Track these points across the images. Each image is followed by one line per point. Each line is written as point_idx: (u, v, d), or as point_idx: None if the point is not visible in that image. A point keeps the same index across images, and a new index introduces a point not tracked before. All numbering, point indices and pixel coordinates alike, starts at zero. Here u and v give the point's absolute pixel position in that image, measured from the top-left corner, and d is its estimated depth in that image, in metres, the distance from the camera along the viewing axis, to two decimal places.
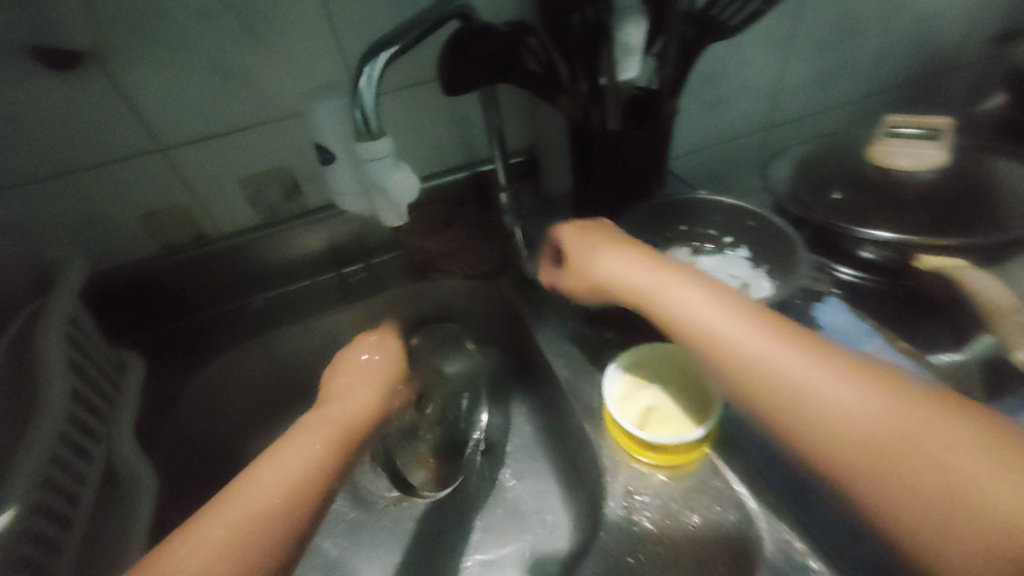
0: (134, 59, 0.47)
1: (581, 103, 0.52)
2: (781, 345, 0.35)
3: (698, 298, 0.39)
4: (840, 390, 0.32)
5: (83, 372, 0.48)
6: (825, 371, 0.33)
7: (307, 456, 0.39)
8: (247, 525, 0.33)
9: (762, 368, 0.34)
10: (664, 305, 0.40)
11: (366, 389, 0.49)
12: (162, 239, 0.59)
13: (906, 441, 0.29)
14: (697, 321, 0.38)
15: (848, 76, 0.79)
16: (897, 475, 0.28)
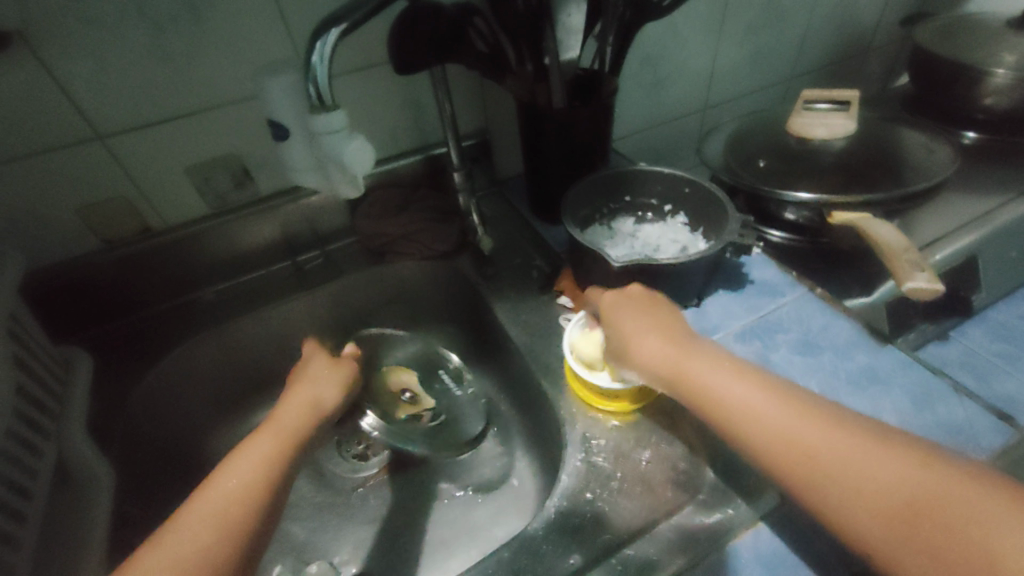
0: (65, 39, 0.45)
1: (528, 82, 0.55)
2: (737, 377, 0.37)
3: (664, 349, 0.41)
4: (782, 410, 0.34)
5: (25, 368, 0.46)
6: (774, 402, 0.35)
7: (257, 459, 0.37)
8: (207, 535, 0.32)
9: (734, 405, 0.36)
10: (635, 341, 0.43)
11: (327, 388, 0.46)
12: (102, 232, 0.57)
13: (823, 453, 0.32)
14: (667, 360, 0.40)
15: (772, 59, 0.86)
16: (837, 490, 0.31)
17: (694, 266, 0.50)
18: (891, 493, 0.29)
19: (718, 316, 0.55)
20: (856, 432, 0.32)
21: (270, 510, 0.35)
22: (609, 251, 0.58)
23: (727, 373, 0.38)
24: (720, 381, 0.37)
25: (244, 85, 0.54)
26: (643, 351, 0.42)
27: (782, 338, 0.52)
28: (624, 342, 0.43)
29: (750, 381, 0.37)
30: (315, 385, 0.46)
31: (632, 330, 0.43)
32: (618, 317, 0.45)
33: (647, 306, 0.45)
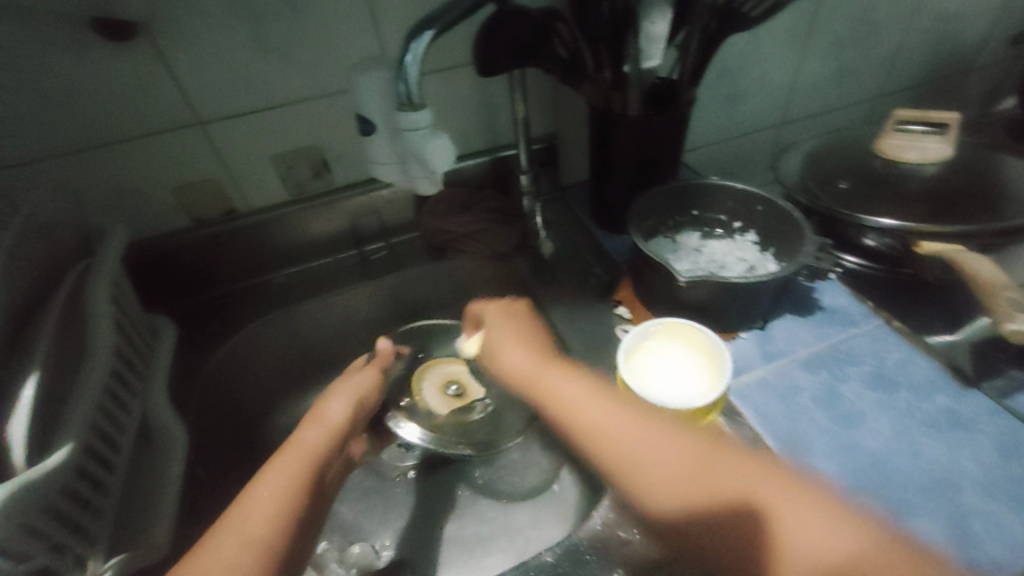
0: (183, 31, 0.49)
1: (603, 90, 0.56)
2: (592, 400, 0.41)
3: (579, 390, 0.43)
4: (628, 429, 0.38)
5: (122, 330, 0.50)
6: (629, 423, 0.39)
7: (280, 482, 0.40)
8: (234, 557, 0.35)
9: (611, 444, 0.38)
10: (515, 367, 0.48)
11: (340, 406, 0.50)
12: (194, 211, 0.61)
13: (709, 477, 0.34)
14: (520, 371, 0.47)
15: (860, 76, 0.82)
16: (682, 502, 0.34)
17: (765, 288, 0.48)
18: (734, 495, 0.32)
19: (784, 341, 0.52)
20: (695, 442, 0.36)
21: (301, 524, 0.39)
22: (674, 263, 0.57)
23: (615, 395, 0.42)
24: (570, 400, 0.42)
25: (332, 80, 0.57)
26: (564, 395, 0.43)
27: (853, 370, 0.49)
28: (489, 352, 0.52)
29: (618, 402, 0.41)
30: (328, 407, 0.50)
31: (501, 348, 0.51)
32: (496, 335, 0.53)
33: (506, 322, 0.53)
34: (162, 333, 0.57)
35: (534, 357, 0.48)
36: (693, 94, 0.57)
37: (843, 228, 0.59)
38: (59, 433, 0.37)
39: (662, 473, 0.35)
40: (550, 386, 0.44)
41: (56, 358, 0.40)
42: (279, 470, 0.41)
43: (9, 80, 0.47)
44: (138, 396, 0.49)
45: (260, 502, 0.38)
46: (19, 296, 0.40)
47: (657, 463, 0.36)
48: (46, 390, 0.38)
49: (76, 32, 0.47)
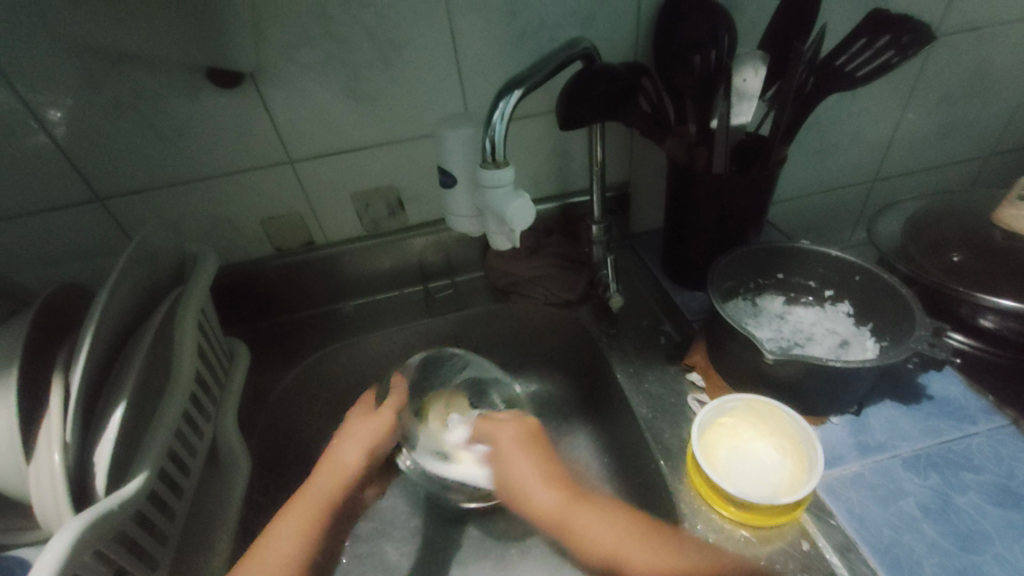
0: (283, 78, 0.53)
1: (687, 144, 0.53)
2: (583, 513, 0.42)
3: (594, 516, 0.42)
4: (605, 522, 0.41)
5: (202, 354, 0.53)
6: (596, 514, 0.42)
7: (291, 532, 0.41)
8: None
9: (598, 551, 0.40)
10: (524, 482, 0.46)
11: (354, 450, 0.49)
12: (277, 242, 0.64)
13: (608, 535, 0.40)
14: (547, 515, 0.43)
15: (973, 132, 0.74)
16: (604, 549, 0.40)
17: (864, 372, 0.44)
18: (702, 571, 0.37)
19: (883, 432, 0.48)
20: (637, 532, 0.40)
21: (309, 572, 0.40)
22: (753, 332, 0.54)
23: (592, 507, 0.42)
24: (577, 517, 0.42)
25: (415, 126, 0.59)
26: (590, 535, 0.41)
27: (970, 478, 0.44)
28: (518, 490, 0.46)
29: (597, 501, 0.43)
30: (345, 448, 0.49)
31: (521, 483, 0.46)
32: (513, 468, 0.48)
33: (523, 448, 0.49)
34: (238, 356, 0.60)
35: (560, 495, 0.44)
36: (784, 151, 0.53)
37: (952, 304, 0.52)
38: (138, 458, 0.38)
39: (596, 529, 0.41)
40: (577, 525, 0.42)
41: (144, 383, 0.42)
42: (295, 514, 0.42)
43: (132, 120, 0.52)
44: (211, 419, 0.51)
45: (276, 546, 0.40)
46: (118, 322, 0.43)
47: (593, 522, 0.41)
48: (132, 415, 0.40)
49: (194, 79, 0.51)
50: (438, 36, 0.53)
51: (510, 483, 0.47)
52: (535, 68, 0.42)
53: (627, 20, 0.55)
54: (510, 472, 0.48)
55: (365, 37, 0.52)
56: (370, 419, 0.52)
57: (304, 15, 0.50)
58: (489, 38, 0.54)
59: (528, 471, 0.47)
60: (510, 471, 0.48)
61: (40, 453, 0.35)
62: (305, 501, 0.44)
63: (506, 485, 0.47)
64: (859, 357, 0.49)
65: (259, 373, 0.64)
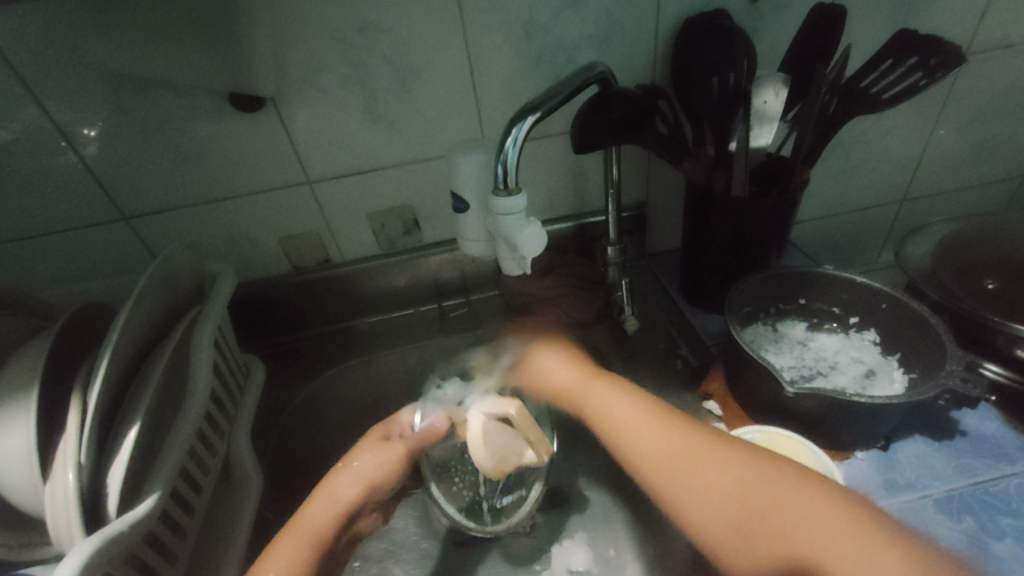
0: (300, 101, 0.53)
1: (706, 167, 0.52)
2: (636, 419, 0.43)
3: (624, 406, 0.45)
4: (676, 445, 0.39)
5: (218, 371, 0.53)
6: (648, 428, 0.42)
7: (292, 556, 0.40)
8: None
9: (650, 452, 0.40)
10: (564, 383, 0.52)
11: (349, 483, 0.44)
12: (294, 260, 0.65)
13: (646, 449, 0.40)
14: (566, 382, 0.51)
15: (1008, 151, 0.71)
16: (674, 482, 0.38)
17: (890, 407, 0.42)
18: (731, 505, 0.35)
19: (913, 470, 0.46)
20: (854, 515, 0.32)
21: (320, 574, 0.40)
22: (773, 359, 0.52)
23: (717, 453, 0.37)
24: (614, 404, 0.46)
25: (431, 147, 0.59)
26: (613, 409, 0.45)
27: (1007, 523, 0.41)
28: (563, 392, 0.52)
29: (698, 443, 0.39)
30: (359, 457, 0.46)
31: (560, 384, 0.52)
32: (553, 381, 0.53)
33: (586, 378, 0.50)
34: (253, 373, 0.60)
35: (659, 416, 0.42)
36: (806, 175, 0.52)
37: (986, 335, 0.50)
38: (151, 478, 0.39)
39: (621, 428, 0.43)
40: (593, 402, 0.47)
41: (159, 403, 0.42)
42: (326, 499, 0.43)
43: (159, 141, 0.54)
44: (225, 437, 0.51)
45: (311, 515, 0.42)
46: (138, 340, 0.44)
47: (642, 438, 0.41)
48: (146, 435, 0.40)
49: (217, 103, 0.52)
50: (454, 60, 0.53)
51: (540, 381, 0.55)
52: (550, 94, 0.41)
53: (644, 42, 0.55)
54: (537, 375, 0.55)
55: (383, 61, 0.52)
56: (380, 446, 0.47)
57: (324, 41, 0.51)
58: (505, 61, 0.54)
59: (556, 363, 0.54)
60: (536, 376, 0.55)
61: (56, 472, 0.36)
62: (326, 500, 0.43)
63: (540, 384, 0.55)
64: (885, 389, 0.47)
65: (274, 389, 0.65)
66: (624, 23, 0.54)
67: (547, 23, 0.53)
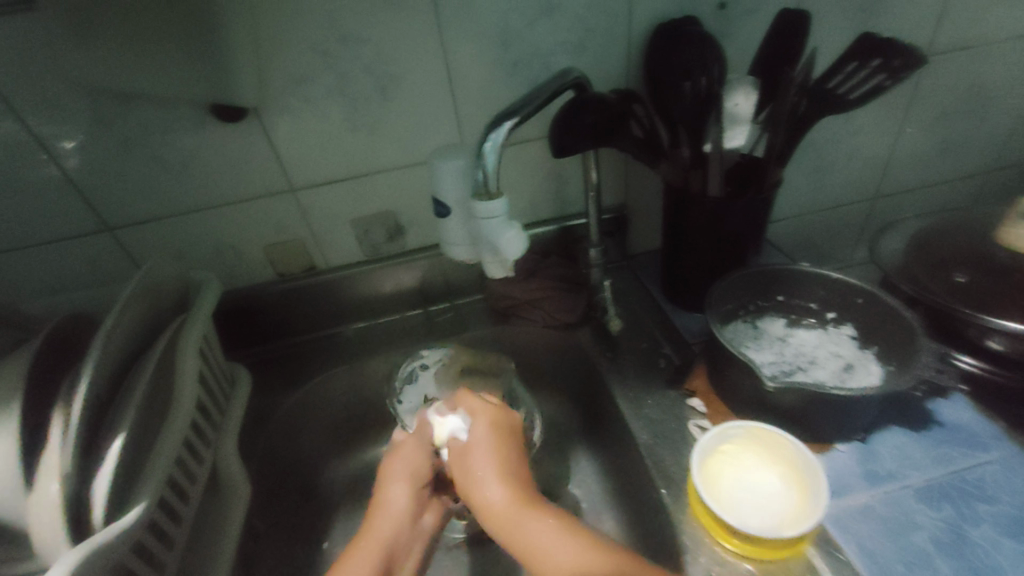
0: (282, 111, 0.54)
1: (682, 168, 0.54)
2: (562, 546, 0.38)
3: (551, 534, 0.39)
4: (602, 560, 0.38)
5: (203, 380, 0.53)
6: (580, 571, 0.36)
7: None
8: None
9: None
10: (480, 474, 0.44)
11: (402, 486, 0.46)
12: (279, 267, 0.65)
13: (549, 566, 0.38)
14: (498, 513, 0.42)
15: (975, 148, 0.74)
16: None
17: (866, 399, 0.43)
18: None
19: (892, 460, 0.47)
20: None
21: None
22: (753, 355, 0.53)
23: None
24: (537, 536, 0.39)
25: (413, 153, 0.60)
26: (532, 539, 0.39)
27: (983, 509, 0.43)
28: (472, 483, 0.44)
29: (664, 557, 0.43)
30: (393, 486, 0.46)
31: (479, 476, 0.44)
32: (472, 462, 0.45)
33: (493, 443, 0.46)
34: (239, 382, 0.60)
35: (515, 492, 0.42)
36: (779, 175, 0.53)
37: (959, 326, 0.52)
38: (137, 487, 0.39)
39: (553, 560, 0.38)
40: (522, 535, 0.40)
41: (144, 412, 0.42)
42: (364, 550, 0.41)
43: (141, 152, 0.54)
44: (212, 445, 0.51)
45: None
46: (122, 350, 0.44)
47: (564, 560, 0.37)
48: (132, 444, 0.40)
49: (199, 114, 0.53)
50: (433, 68, 0.54)
51: (479, 499, 0.43)
52: (527, 99, 0.42)
53: (618, 48, 0.56)
54: (476, 486, 0.43)
55: (363, 70, 0.53)
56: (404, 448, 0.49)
57: (305, 52, 0.51)
58: (483, 68, 0.55)
59: (491, 466, 0.44)
60: (476, 487, 0.43)
61: (40, 483, 0.35)
62: (370, 539, 0.42)
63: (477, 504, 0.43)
64: (863, 381, 0.48)
65: (260, 397, 0.64)
66: (598, 30, 0.55)
67: (523, 31, 0.54)
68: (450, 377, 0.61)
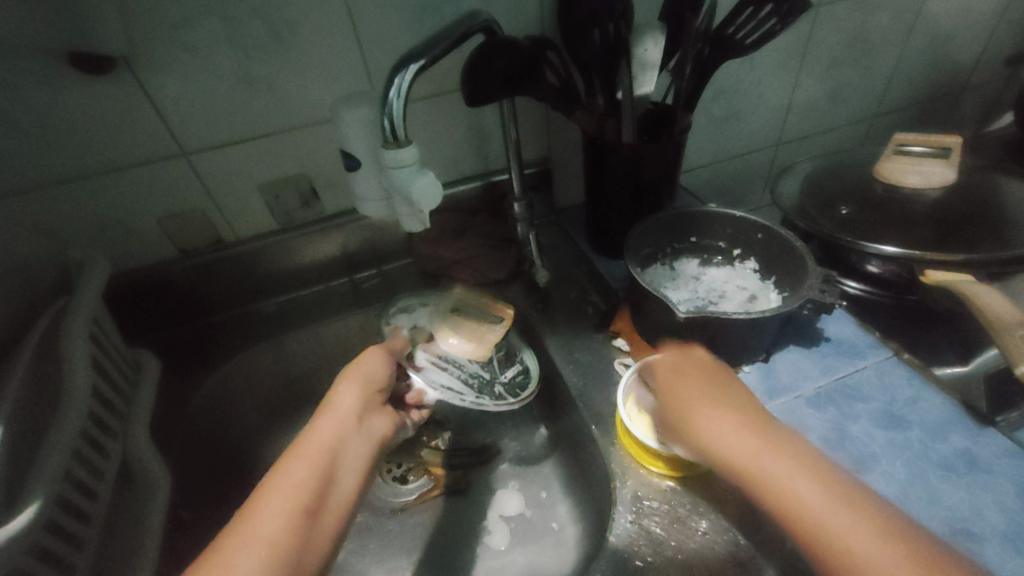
0: (160, 61, 0.48)
1: (597, 116, 0.54)
2: (741, 437, 0.37)
3: (780, 460, 0.35)
4: (782, 465, 0.35)
5: (101, 369, 0.48)
6: (805, 478, 0.34)
7: (292, 491, 0.35)
8: (298, 502, 0.35)
9: (795, 502, 0.33)
10: (692, 409, 0.40)
11: (350, 392, 0.43)
12: (178, 242, 0.60)
13: (770, 471, 0.35)
14: (735, 453, 0.37)
15: (859, 93, 0.80)
16: (786, 507, 0.33)
17: (765, 320, 0.47)
18: (786, 489, 0.34)
19: (789, 375, 0.52)
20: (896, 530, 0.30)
21: (312, 537, 0.34)
22: (671, 294, 0.57)
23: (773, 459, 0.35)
24: (772, 464, 0.35)
25: (320, 109, 0.56)
26: (710, 436, 0.38)
27: (861, 408, 0.49)
28: (676, 416, 0.42)
29: (773, 442, 0.36)
30: (339, 390, 0.43)
31: (698, 404, 0.40)
32: (681, 404, 0.42)
33: (681, 373, 0.44)
34: (145, 368, 0.55)
35: (741, 426, 0.38)
36: (688, 119, 0.55)
37: (844, 254, 0.58)
38: (28, 488, 0.34)
39: (772, 475, 0.35)
40: (700, 434, 0.39)
41: (26, 407, 0.38)
42: (300, 456, 0.38)
43: None
44: (119, 437, 0.47)
45: (290, 478, 0.36)
46: None
47: (781, 473, 0.34)
48: (15, 442, 0.36)
49: (57, 66, 0.45)
50: (333, 13, 0.50)
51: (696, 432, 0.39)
52: (433, 41, 0.40)
53: None
54: (688, 412, 0.41)
55: (253, 14, 0.48)
56: (350, 373, 0.45)
57: None
58: (389, 13, 0.52)
59: (693, 383, 0.42)
60: (692, 416, 0.40)
61: None
62: (307, 445, 0.39)
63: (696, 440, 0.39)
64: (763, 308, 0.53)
65: (174, 383, 0.59)
66: None
67: None
68: (443, 315, 0.61)
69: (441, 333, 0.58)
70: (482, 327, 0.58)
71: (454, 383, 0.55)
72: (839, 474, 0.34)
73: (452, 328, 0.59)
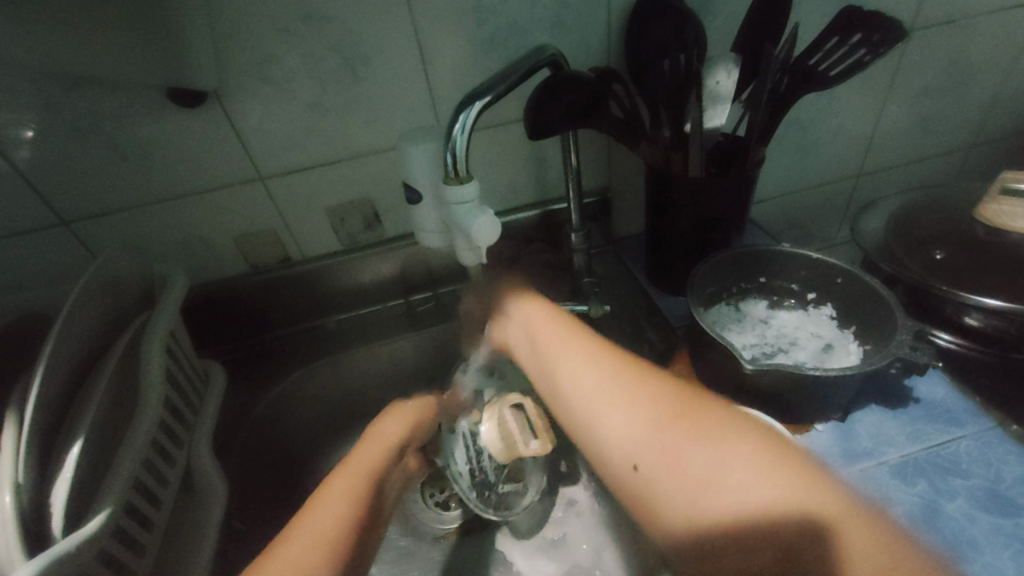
0: (246, 92, 0.51)
1: (662, 150, 0.53)
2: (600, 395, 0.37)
3: (622, 413, 0.35)
4: (634, 425, 0.34)
5: (173, 379, 0.51)
6: (656, 433, 0.33)
7: (337, 499, 0.38)
8: (346, 513, 0.37)
9: (638, 457, 0.33)
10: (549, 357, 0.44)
11: (394, 424, 0.48)
12: (251, 260, 0.63)
13: (626, 437, 0.34)
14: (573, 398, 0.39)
15: (956, 122, 0.73)
16: (667, 490, 0.30)
17: (843, 378, 0.43)
18: (638, 450, 0.33)
19: (870, 439, 0.47)
20: (777, 450, 0.28)
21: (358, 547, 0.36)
22: (736, 338, 0.53)
23: (663, 416, 0.33)
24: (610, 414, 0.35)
25: (385, 137, 0.57)
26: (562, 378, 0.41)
27: (958, 483, 0.43)
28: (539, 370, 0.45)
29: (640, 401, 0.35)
30: (386, 422, 0.48)
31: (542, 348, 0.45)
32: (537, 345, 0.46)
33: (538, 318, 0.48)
34: (213, 379, 0.58)
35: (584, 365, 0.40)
36: (761, 153, 0.52)
37: (937, 303, 0.51)
38: (101, 494, 0.37)
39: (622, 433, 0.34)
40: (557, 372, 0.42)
41: (105, 416, 0.40)
42: (345, 472, 0.41)
43: (96, 142, 0.51)
44: (184, 445, 0.50)
45: (335, 490, 0.38)
46: (77, 353, 0.42)
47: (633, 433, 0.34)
48: (93, 449, 0.38)
49: (157, 100, 0.50)
50: (404, 48, 0.52)
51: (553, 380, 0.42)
52: (498, 79, 0.40)
53: (597, 25, 0.55)
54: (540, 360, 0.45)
55: (330, 50, 0.51)
56: (391, 412, 0.50)
57: (267, 30, 0.48)
58: (457, 48, 0.53)
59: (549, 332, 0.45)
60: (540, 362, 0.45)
61: None
62: (356, 463, 0.42)
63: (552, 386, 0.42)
64: (842, 361, 0.48)
65: (238, 395, 0.62)
66: (575, 5, 0.53)
67: (498, 6, 0.52)
68: (507, 400, 0.53)
69: (489, 410, 0.52)
70: (524, 434, 0.50)
71: (462, 468, 0.53)
72: (668, 403, 0.34)
73: (502, 412, 0.51)
